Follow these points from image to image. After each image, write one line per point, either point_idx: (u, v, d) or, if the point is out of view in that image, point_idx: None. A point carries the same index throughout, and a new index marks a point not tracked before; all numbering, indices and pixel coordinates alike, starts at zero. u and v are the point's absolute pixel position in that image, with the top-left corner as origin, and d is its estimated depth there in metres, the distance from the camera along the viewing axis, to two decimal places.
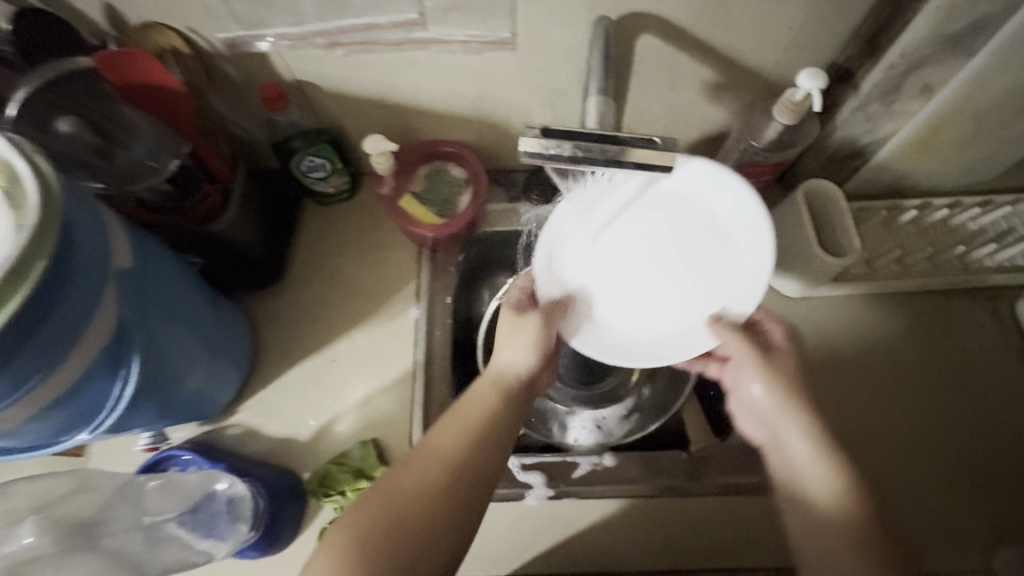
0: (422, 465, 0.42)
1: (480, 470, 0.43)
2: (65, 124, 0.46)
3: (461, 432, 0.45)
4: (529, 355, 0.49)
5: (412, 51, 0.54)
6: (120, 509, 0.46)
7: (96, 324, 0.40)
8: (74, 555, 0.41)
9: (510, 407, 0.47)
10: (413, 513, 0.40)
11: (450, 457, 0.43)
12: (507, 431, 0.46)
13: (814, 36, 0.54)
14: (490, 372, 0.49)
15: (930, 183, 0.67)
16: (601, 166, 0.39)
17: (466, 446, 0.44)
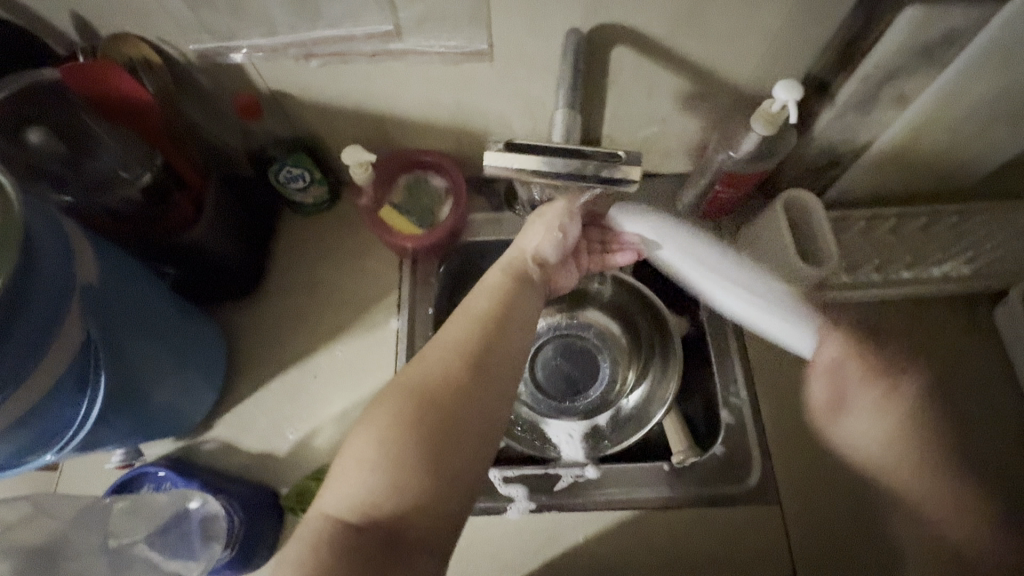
0: (440, 360, 0.42)
1: (499, 359, 0.43)
2: (34, 134, 0.48)
3: (474, 323, 0.45)
4: (543, 240, 0.53)
5: (388, 61, 0.53)
6: (80, 533, 0.47)
7: (59, 343, 0.39)
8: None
9: (519, 294, 0.48)
10: (439, 401, 0.40)
11: (468, 347, 0.43)
12: (517, 315, 0.47)
13: (787, 48, 0.54)
14: (505, 260, 0.52)
15: (909, 192, 0.67)
16: (560, 182, 0.40)
17: (482, 339, 0.44)
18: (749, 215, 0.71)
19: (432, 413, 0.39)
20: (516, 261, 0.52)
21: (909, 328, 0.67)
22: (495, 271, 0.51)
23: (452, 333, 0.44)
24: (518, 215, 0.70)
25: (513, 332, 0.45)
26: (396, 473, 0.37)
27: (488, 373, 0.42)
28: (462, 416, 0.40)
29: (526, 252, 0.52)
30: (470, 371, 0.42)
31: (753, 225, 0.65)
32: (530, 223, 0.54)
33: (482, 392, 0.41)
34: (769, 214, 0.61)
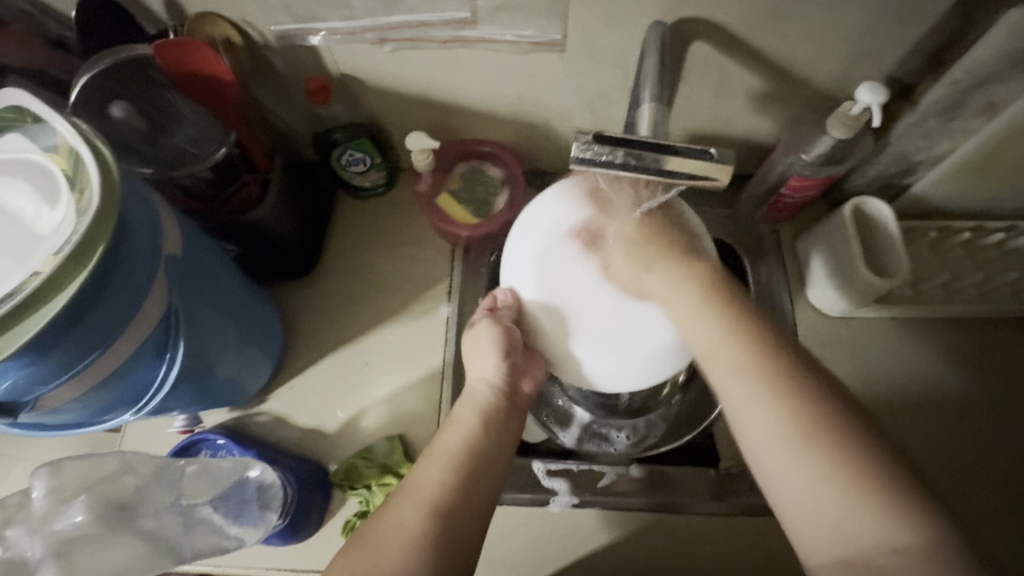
0: (406, 509, 0.41)
1: (468, 503, 0.42)
2: (117, 109, 0.48)
3: (446, 466, 0.44)
4: (495, 363, 0.49)
5: (459, 49, 0.54)
6: (158, 492, 0.47)
7: (146, 309, 0.41)
8: (116, 535, 0.43)
9: (492, 429, 0.48)
10: (402, 547, 0.39)
11: (434, 496, 0.42)
12: (490, 460, 0.46)
13: (874, 48, 0.52)
14: (467, 397, 0.50)
15: (985, 205, 0.64)
16: (652, 175, 0.38)
17: (450, 482, 0.43)
18: (811, 221, 0.69)
19: (386, 563, 0.38)
20: (480, 394, 0.50)
21: (975, 347, 0.64)
22: (464, 408, 0.49)
23: (423, 478, 0.43)
24: None
25: (483, 476, 0.44)
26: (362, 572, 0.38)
27: (455, 523, 0.41)
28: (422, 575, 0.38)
29: (483, 376, 0.50)
30: (434, 524, 0.40)
31: (817, 230, 0.63)
32: (471, 346, 0.51)
33: (444, 547, 0.40)
34: (837, 222, 0.59)
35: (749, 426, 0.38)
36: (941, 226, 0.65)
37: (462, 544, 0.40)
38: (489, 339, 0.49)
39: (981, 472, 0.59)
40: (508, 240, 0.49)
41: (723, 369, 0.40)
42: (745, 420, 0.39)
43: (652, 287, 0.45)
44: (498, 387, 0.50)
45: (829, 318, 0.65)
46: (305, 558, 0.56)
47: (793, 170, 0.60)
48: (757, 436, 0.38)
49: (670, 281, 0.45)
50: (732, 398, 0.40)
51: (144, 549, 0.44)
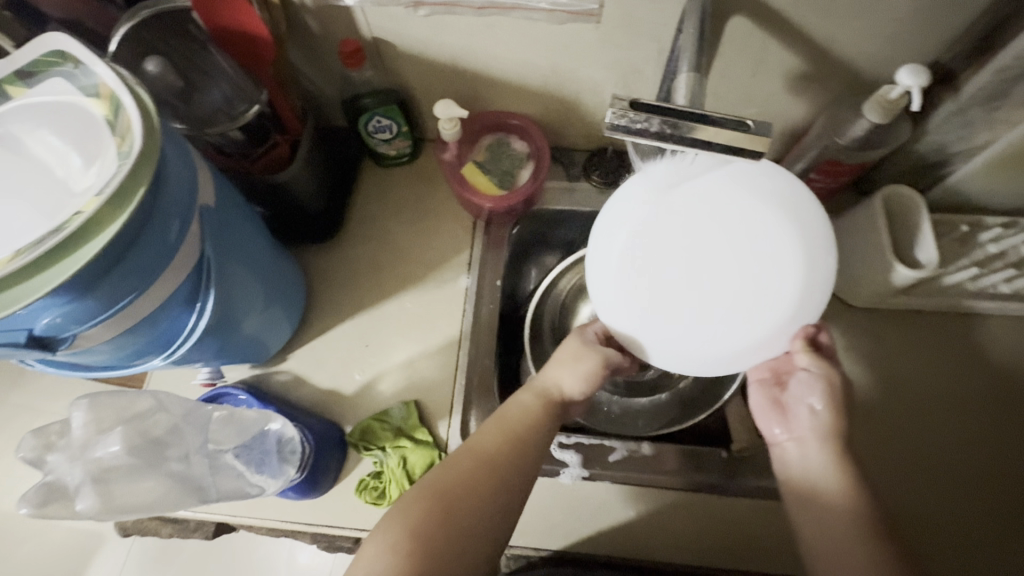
0: (459, 461, 0.46)
1: (519, 471, 0.46)
2: (151, 64, 0.49)
3: (504, 436, 0.48)
4: (578, 385, 0.50)
5: (494, 16, 0.53)
6: (189, 434, 0.48)
7: (179, 258, 0.41)
8: (151, 470, 0.44)
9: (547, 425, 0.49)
10: (459, 491, 0.44)
11: (494, 456, 0.46)
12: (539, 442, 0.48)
13: (919, 29, 0.51)
14: (536, 383, 0.52)
15: (1016, 202, 0.63)
16: (686, 144, 0.37)
17: (506, 447, 0.47)
18: (838, 210, 0.68)
19: (451, 502, 0.43)
20: (557, 399, 0.51)
21: (1003, 347, 0.63)
22: (527, 393, 0.51)
23: (483, 440, 0.47)
24: (594, 187, 0.69)
25: (538, 427, 0.49)
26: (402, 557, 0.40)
27: (506, 473, 0.46)
28: (469, 511, 0.43)
29: (558, 384, 0.51)
30: (490, 476, 0.45)
31: (846, 217, 0.62)
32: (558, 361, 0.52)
33: (500, 492, 0.45)
34: (866, 211, 0.59)
35: (815, 484, 0.46)
36: (972, 221, 0.64)
37: (512, 493, 0.45)
38: (569, 353, 0.52)
39: (1005, 473, 0.58)
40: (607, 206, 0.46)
41: (814, 474, 0.46)
42: (822, 508, 0.45)
43: (788, 448, 0.49)
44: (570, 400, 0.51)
45: (851, 307, 0.65)
46: (319, 513, 0.58)
47: (823, 153, 0.59)
48: (835, 533, 0.44)
49: (814, 447, 0.47)
50: (795, 455, 0.48)
51: (175, 488, 0.45)
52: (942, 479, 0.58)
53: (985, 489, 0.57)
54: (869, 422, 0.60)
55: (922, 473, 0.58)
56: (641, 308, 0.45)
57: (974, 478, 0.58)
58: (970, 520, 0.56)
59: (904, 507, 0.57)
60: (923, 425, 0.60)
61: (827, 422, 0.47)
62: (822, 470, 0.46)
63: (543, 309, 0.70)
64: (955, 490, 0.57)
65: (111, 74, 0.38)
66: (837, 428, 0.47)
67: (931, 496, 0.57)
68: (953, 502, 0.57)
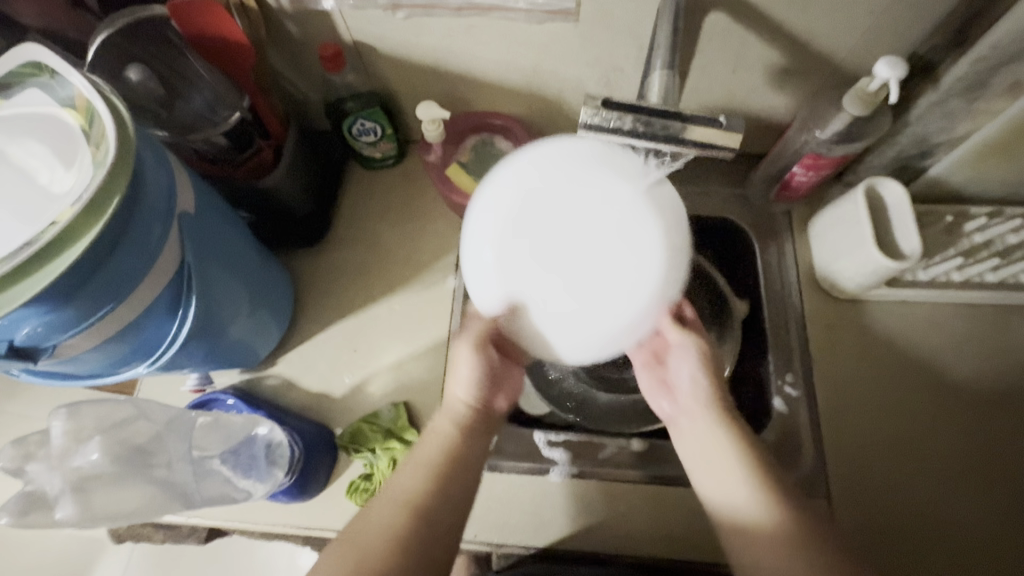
0: (383, 510, 0.44)
1: (439, 513, 0.45)
2: (133, 73, 0.50)
3: (422, 473, 0.47)
4: (471, 384, 0.52)
5: (472, 17, 0.53)
6: (171, 443, 0.48)
7: (158, 265, 0.41)
8: (132, 479, 0.44)
9: (466, 444, 0.49)
10: (374, 545, 0.42)
11: (412, 501, 0.45)
12: (464, 474, 0.48)
13: (897, 21, 0.51)
14: (449, 406, 0.52)
15: (1004, 191, 0.63)
16: (657, 140, 0.39)
17: (425, 487, 0.46)
18: (823, 203, 0.68)
19: (368, 557, 0.41)
20: (453, 409, 0.51)
21: (991, 339, 0.63)
22: (442, 418, 0.51)
23: (400, 481, 0.46)
24: None
25: (465, 453, 0.49)
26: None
27: (435, 511, 0.45)
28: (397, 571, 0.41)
29: (461, 395, 0.52)
30: (415, 523, 0.43)
31: (831, 210, 0.62)
32: (452, 366, 0.52)
33: (425, 536, 0.43)
34: (850, 203, 0.59)
35: (741, 512, 0.44)
36: (957, 212, 0.64)
37: (438, 535, 0.44)
38: (461, 360, 0.51)
39: (992, 461, 0.58)
40: (468, 211, 0.43)
41: (727, 483, 0.46)
42: (744, 530, 0.43)
43: (682, 428, 0.51)
44: (475, 406, 0.52)
45: (838, 300, 0.65)
46: (310, 516, 0.58)
47: (807, 147, 0.59)
48: (761, 556, 0.42)
49: (708, 432, 0.48)
50: (715, 488, 0.46)
51: (158, 496, 0.45)
52: (923, 473, 0.58)
53: (967, 482, 0.58)
54: (852, 418, 0.60)
55: (904, 467, 0.58)
56: (504, 279, 0.41)
57: (957, 472, 0.58)
58: (957, 509, 0.57)
59: (884, 501, 0.57)
60: (907, 419, 0.60)
61: (700, 389, 0.50)
62: (729, 469, 0.46)
63: None
64: (942, 479, 0.58)
65: (85, 82, 0.38)
66: (708, 398, 0.50)
67: (918, 486, 0.58)
68: (940, 492, 0.57)
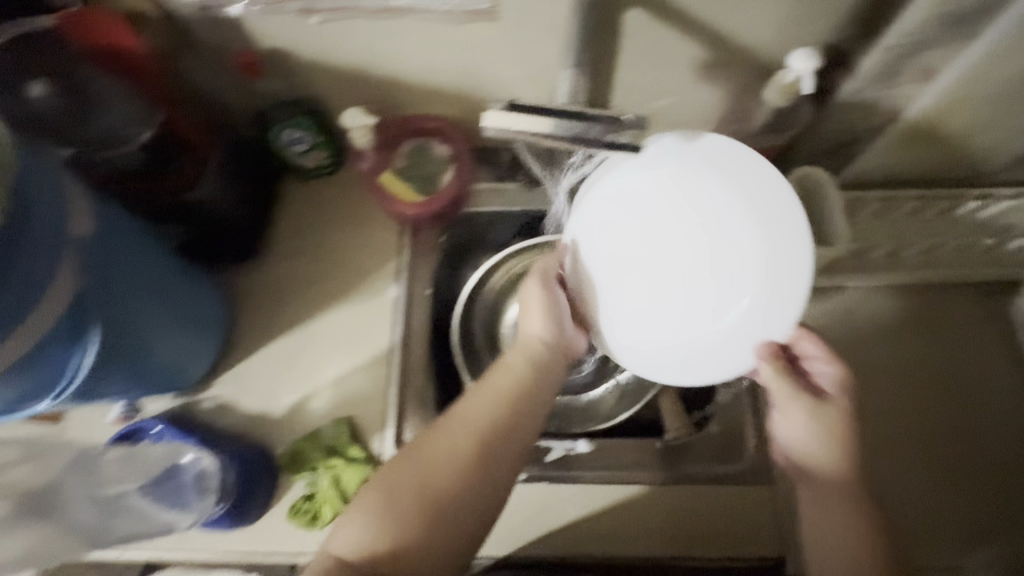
0: (453, 438, 0.45)
1: (507, 440, 0.46)
2: (36, 89, 0.49)
3: (494, 402, 0.47)
4: (546, 322, 0.51)
5: (390, 20, 0.52)
6: (71, 482, 0.46)
7: (51, 295, 0.39)
8: (24, 523, 0.42)
9: (537, 378, 0.49)
10: (441, 486, 0.44)
11: (482, 430, 0.46)
12: (529, 403, 0.48)
13: (810, 13, 0.51)
14: (518, 342, 0.52)
15: (931, 174, 0.64)
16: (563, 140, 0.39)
17: (494, 415, 0.47)
18: None
19: (439, 491, 0.43)
20: (531, 347, 0.51)
21: (920, 320, 0.64)
22: (514, 353, 0.51)
23: (473, 414, 0.46)
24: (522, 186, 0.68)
25: (535, 391, 0.49)
26: (394, 535, 0.42)
27: (499, 441, 0.46)
28: (462, 497, 0.44)
29: (534, 331, 0.51)
30: (479, 450, 0.45)
31: None
32: (522, 303, 0.53)
33: (492, 467, 0.45)
34: None
35: (813, 464, 0.50)
36: (887, 197, 0.65)
37: (501, 469, 0.45)
38: (536, 299, 0.51)
39: (929, 439, 0.60)
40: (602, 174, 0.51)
41: (807, 459, 0.50)
42: (815, 502, 0.50)
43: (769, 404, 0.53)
44: (547, 343, 0.51)
45: None
46: (250, 542, 0.56)
47: None
48: (818, 528, 0.49)
49: (806, 415, 0.50)
50: (789, 443, 0.51)
51: (56, 536, 0.44)
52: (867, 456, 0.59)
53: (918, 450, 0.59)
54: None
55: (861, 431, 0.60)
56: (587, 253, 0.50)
57: (909, 439, 0.60)
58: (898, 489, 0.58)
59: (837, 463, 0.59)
60: (867, 385, 0.62)
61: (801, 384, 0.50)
62: (807, 440, 0.50)
63: (473, 312, 0.69)
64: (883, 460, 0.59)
65: None
66: (804, 394, 0.50)
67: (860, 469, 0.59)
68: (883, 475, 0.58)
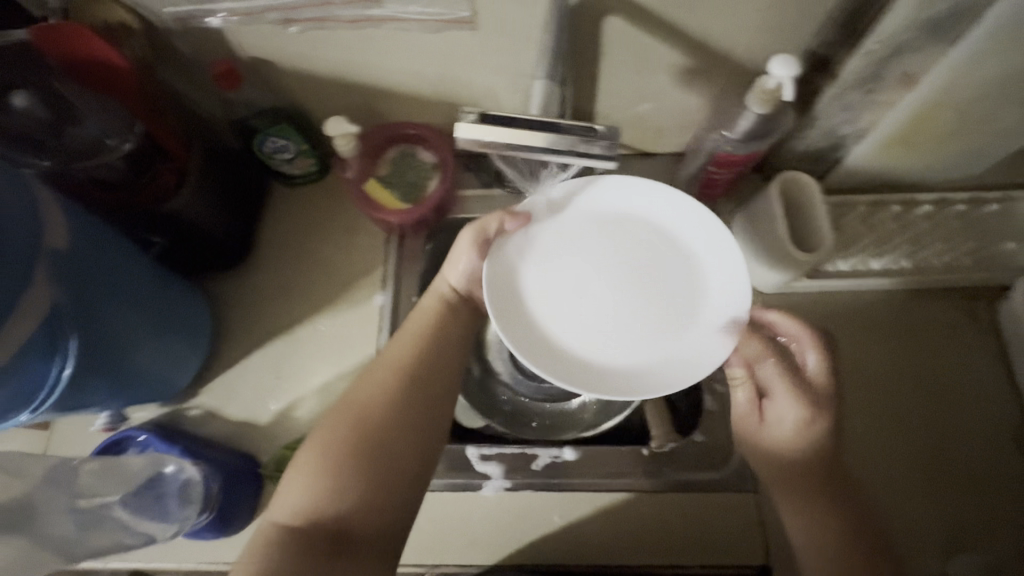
0: (375, 376, 0.50)
1: (427, 378, 0.51)
2: (18, 99, 0.48)
3: (405, 348, 0.52)
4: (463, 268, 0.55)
5: (369, 29, 0.52)
6: (49, 494, 0.46)
7: (27, 307, 0.39)
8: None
9: (450, 321, 0.54)
10: (374, 425, 0.47)
11: (397, 370, 0.50)
12: (446, 341, 0.53)
13: (789, 19, 0.51)
14: (433, 291, 0.56)
15: (915, 178, 0.64)
16: (534, 153, 0.41)
17: (413, 357, 0.51)
18: (745, 198, 0.69)
19: (366, 430, 0.47)
20: (440, 292, 0.56)
21: (905, 323, 0.64)
22: (427, 300, 0.56)
23: (384, 355, 0.52)
24: (509, 194, 0.68)
25: (445, 329, 0.54)
26: (325, 484, 0.45)
27: (418, 379, 0.50)
28: (395, 431, 0.48)
29: (446, 281, 0.56)
30: (404, 383, 0.50)
31: (749, 208, 0.63)
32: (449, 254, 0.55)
33: (410, 404, 0.49)
34: (764, 201, 0.59)
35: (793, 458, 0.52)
36: (871, 201, 0.65)
37: (424, 406, 0.49)
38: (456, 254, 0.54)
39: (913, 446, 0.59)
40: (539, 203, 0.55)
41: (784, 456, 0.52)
42: (797, 515, 0.50)
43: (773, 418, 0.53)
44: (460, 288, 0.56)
45: (763, 294, 0.66)
46: (236, 551, 0.56)
47: (717, 147, 0.59)
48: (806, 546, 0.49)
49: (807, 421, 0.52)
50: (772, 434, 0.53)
51: (34, 547, 0.44)
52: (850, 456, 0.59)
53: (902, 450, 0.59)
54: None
55: (845, 432, 0.60)
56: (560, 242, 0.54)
57: (893, 437, 0.60)
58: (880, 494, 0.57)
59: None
60: (851, 391, 0.61)
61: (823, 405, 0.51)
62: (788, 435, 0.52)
63: None
64: (864, 461, 0.59)
65: None
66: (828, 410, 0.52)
67: None
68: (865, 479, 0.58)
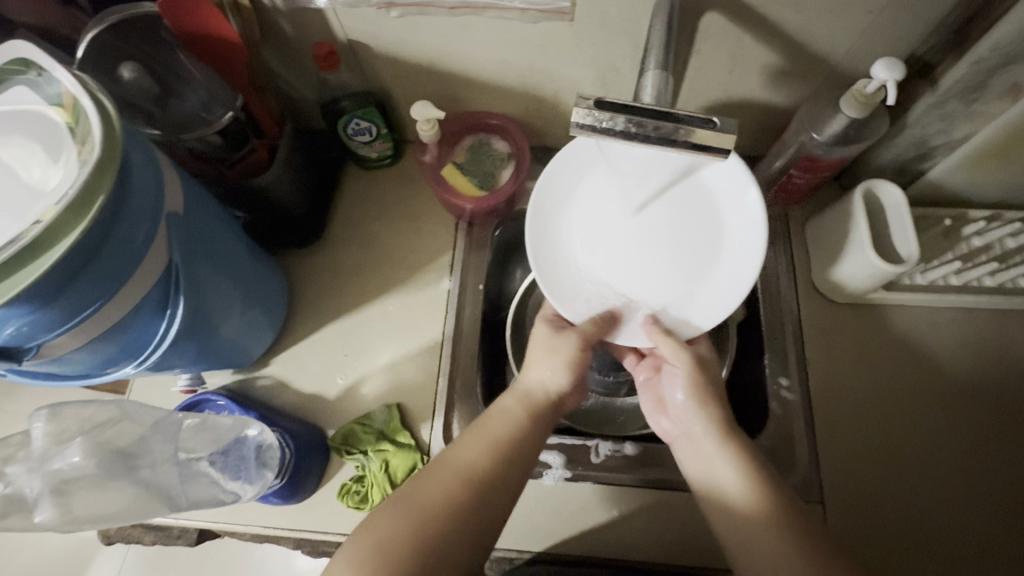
0: (439, 476, 0.44)
1: (501, 486, 0.45)
2: (125, 70, 0.49)
3: (484, 449, 0.47)
4: (562, 376, 0.52)
5: (467, 16, 0.53)
6: (156, 445, 0.48)
7: (147, 264, 0.41)
8: (110, 481, 0.44)
9: (536, 426, 0.50)
10: (432, 528, 0.41)
11: (474, 475, 0.45)
12: (525, 450, 0.48)
13: (895, 23, 0.50)
14: (520, 388, 0.53)
15: (1004, 194, 0.62)
16: (652, 142, 0.38)
17: (488, 462, 0.46)
18: (821, 205, 0.68)
19: (428, 535, 0.40)
20: (534, 393, 0.52)
21: (983, 342, 0.62)
22: (511, 397, 0.52)
23: (461, 452, 0.46)
24: None
25: (526, 434, 0.49)
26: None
27: (493, 487, 0.45)
28: (450, 541, 0.41)
29: (540, 381, 0.52)
30: (470, 495, 0.44)
31: (827, 213, 0.62)
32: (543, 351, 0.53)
33: (481, 517, 0.43)
34: (848, 206, 0.58)
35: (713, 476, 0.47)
36: (955, 215, 0.63)
37: (488, 517, 0.43)
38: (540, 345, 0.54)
39: (985, 469, 0.58)
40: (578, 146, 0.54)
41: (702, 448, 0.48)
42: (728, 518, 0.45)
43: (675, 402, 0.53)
44: (553, 395, 0.52)
45: (834, 303, 0.64)
46: (301, 517, 0.58)
47: (804, 149, 0.58)
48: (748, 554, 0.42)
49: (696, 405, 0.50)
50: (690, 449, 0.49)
51: (142, 497, 0.46)
52: (911, 478, 0.58)
53: (918, 471, 0.58)
54: (852, 386, 0.61)
55: (906, 450, 0.59)
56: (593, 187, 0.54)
57: (916, 454, 0.58)
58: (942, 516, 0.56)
59: (864, 460, 0.58)
60: (919, 409, 0.60)
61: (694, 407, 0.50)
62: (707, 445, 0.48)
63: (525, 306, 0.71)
64: (927, 481, 0.57)
65: (71, 78, 0.38)
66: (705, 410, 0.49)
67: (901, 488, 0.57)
68: (925, 500, 0.57)
